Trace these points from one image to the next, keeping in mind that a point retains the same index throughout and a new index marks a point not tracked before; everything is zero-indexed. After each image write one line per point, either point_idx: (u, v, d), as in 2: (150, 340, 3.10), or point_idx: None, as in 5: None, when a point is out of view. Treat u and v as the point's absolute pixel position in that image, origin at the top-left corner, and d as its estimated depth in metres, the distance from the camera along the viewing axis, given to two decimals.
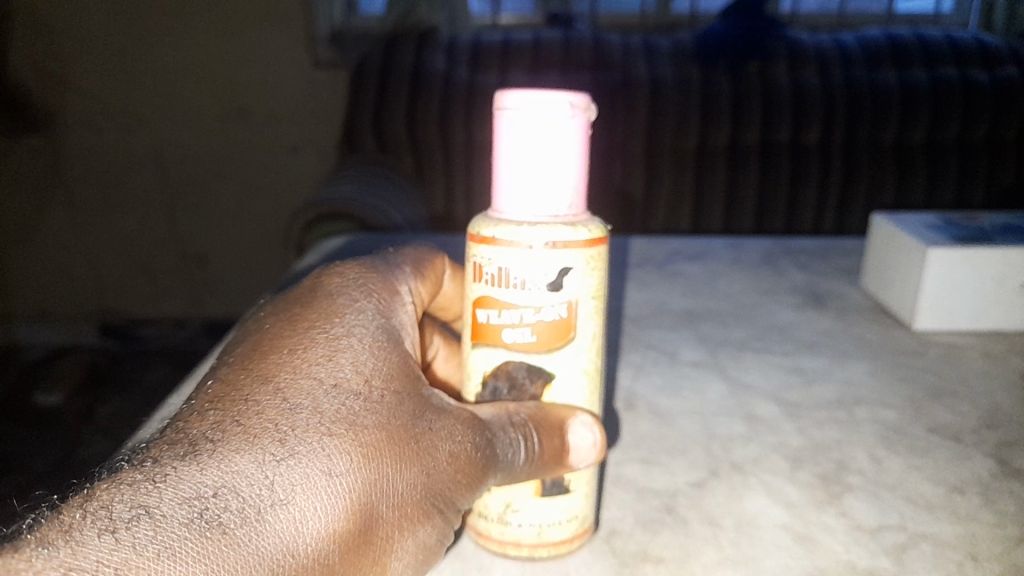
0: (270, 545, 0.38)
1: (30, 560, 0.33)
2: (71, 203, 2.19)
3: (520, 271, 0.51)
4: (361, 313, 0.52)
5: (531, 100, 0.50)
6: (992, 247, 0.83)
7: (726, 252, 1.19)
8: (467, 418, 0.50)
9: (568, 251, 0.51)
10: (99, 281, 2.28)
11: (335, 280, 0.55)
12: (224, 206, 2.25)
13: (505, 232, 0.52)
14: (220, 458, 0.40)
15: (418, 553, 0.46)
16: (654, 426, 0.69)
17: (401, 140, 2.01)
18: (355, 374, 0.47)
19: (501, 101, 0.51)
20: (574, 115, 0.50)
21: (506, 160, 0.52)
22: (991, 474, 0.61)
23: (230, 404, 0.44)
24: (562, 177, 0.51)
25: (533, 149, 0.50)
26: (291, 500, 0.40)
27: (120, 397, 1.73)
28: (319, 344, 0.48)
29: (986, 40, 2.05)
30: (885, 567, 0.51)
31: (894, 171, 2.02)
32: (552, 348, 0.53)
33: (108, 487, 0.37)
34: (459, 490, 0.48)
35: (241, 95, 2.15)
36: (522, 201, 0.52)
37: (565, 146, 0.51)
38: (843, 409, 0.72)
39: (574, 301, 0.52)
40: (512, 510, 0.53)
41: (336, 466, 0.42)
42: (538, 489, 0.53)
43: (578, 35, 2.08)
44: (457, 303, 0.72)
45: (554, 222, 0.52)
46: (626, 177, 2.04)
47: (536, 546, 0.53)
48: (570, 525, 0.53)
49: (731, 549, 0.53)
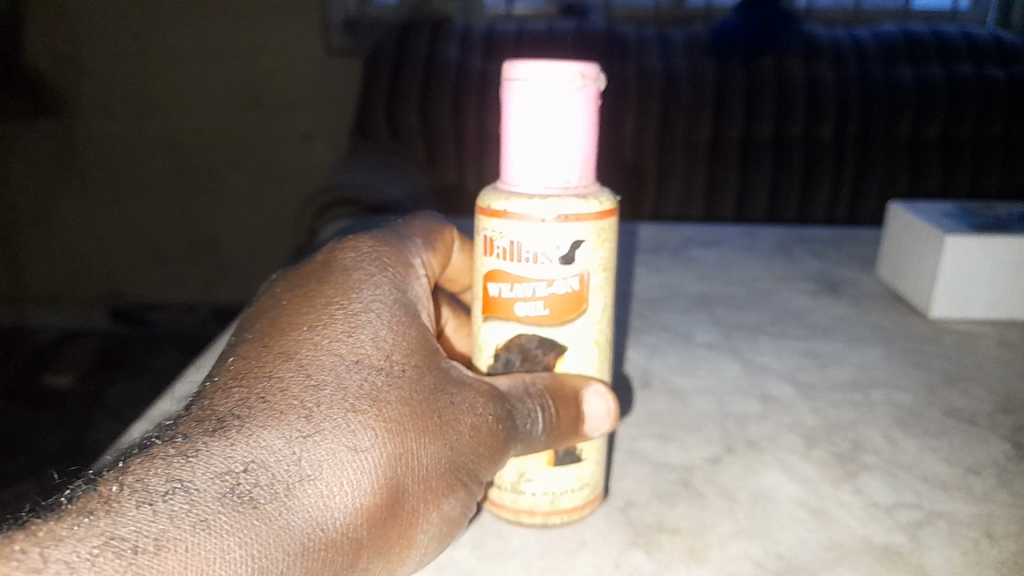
0: (300, 519, 0.39)
1: (72, 528, 0.34)
2: (84, 188, 2.08)
3: (533, 245, 0.51)
4: (377, 288, 0.52)
5: (541, 70, 0.49)
6: (1012, 236, 0.82)
7: (740, 240, 1.18)
8: (487, 390, 0.50)
9: (578, 224, 0.51)
10: (112, 266, 2.17)
11: (349, 255, 0.55)
12: (235, 194, 2.16)
13: (517, 206, 0.51)
14: (249, 434, 0.40)
15: (442, 525, 0.46)
16: (669, 404, 0.69)
17: (414, 128, 2.02)
18: (376, 350, 0.47)
19: (509, 72, 0.51)
20: (583, 86, 0.50)
21: (515, 130, 0.51)
22: (1007, 458, 0.61)
23: (254, 380, 0.44)
24: (572, 147, 0.51)
25: (543, 122, 0.50)
26: (318, 476, 0.40)
27: (129, 380, 1.70)
28: (339, 319, 0.48)
29: (1002, 37, 2.05)
30: (900, 542, 0.52)
31: (907, 168, 2.01)
32: (564, 320, 0.53)
33: (141, 461, 0.38)
34: (482, 463, 0.48)
35: (254, 81, 2.08)
36: (533, 171, 0.52)
37: (573, 119, 0.50)
38: (859, 391, 0.72)
39: (585, 274, 0.53)
40: (525, 479, 0.54)
41: (362, 442, 0.42)
42: (550, 459, 0.53)
43: (592, 26, 2.07)
44: (466, 275, 0.73)
45: (565, 194, 0.52)
46: (639, 167, 2.03)
47: (549, 513, 0.54)
48: (582, 492, 0.54)
49: (747, 522, 0.53)
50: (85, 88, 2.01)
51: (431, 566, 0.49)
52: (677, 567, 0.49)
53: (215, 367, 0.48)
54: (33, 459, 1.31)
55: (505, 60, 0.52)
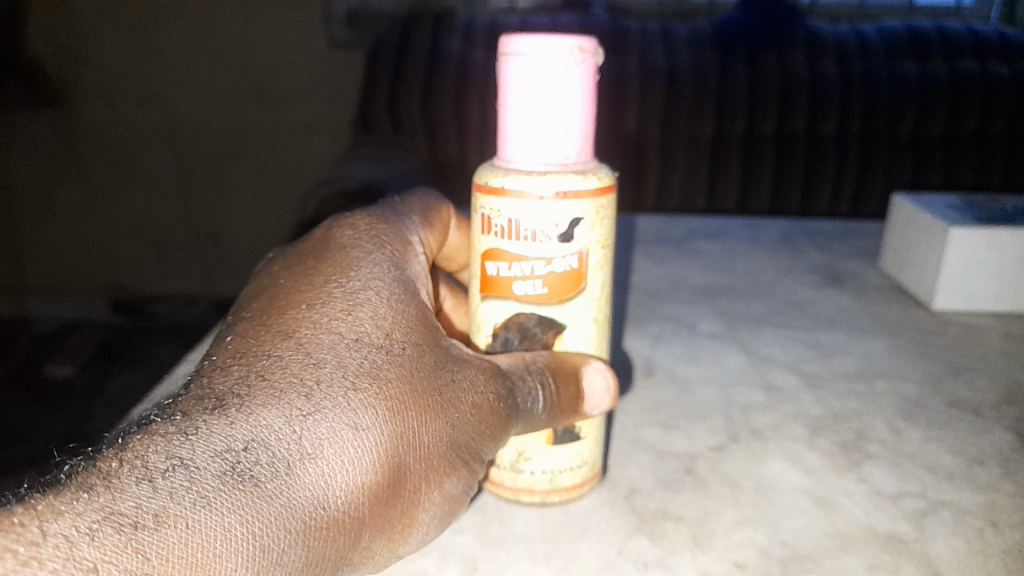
0: (301, 498, 0.39)
1: (72, 503, 0.34)
2: (87, 178, 1.92)
3: (531, 222, 0.51)
4: (377, 266, 0.52)
5: (540, 46, 0.48)
6: (1017, 228, 0.82)
7: (744, 232, 1.17)
8: (487, 367, 0.50)
9: (577, 200, 0.51)
10: (110, 253, 2.00)
11: (347, 232, 0.55)
12: (236, 186, 2.09)
13: (515, 183, 0.51)
14: (248, 412, 0.40)
15: (444, 504, 0.46)
16: (673, 393, 0.69)
17: (415, 122, 2.04)
18: (376, 329, 0.47)
19: (507, 47, 0.50)
20: (581, 60, 0.49)
21: (512, 105, 0.50)
22: (1012, 448, 0.62)
23: (253, 359, 0.44)
24: (570, 123, 0.50)
25: (542, 96, 0.49)
26: (319, 454, 0.40)
27: (130, 370, 1.69)
28: (338, 298, 0.48)
29: (1007, 34, 2.04)
30: (905, 531, 0.52)
31: (909, 164, 2.01)
32: (563, 298, 0.53)
33: (140, 438, 0.38)
34: (483, 440, 0.48)
35: (254, 73, 2.01)
36: (530, 147, 0.51)
37: (571, 94, 0.49)
38: (862, 381, 0.71)
39: (585, 251, 0.53)
40: (525, 457, 0.54)
41: (362, 421, 0.42)
42: (550, 437, 0.53)
43: (596, 20, 2.07)
44: (463, 253, 0.73)
45: (563, 170, 0.51)
46: (642, 162, 2.02)
47: (548, 492, 0.54)
48: (580, 471, 0.55)
49: (750, 509, 0.53)
50: (87, 79, 1.87)
51: (432, 551, 0.50)
52: (680, 553, 0.49)
53: (214, 345, 0.48)
54: (33, 449, 1.30)
55: (503, 37, 0.51)
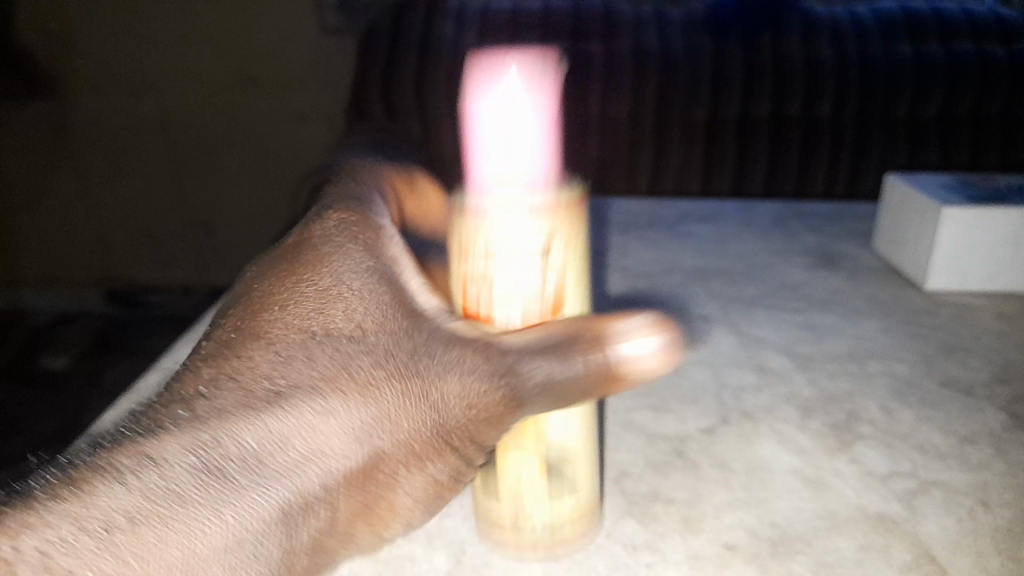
0: (267, 493, 0.38)
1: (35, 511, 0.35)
2: (79, 167, 1.97)
3: (512, 253, 0.42)
4: (350, 254, 0.48)
5: (498, 69, 0.37)
6: (1008, 208, 0.82)
7: (738, 215, 1.14)
8: (487, 345, 0.42)
9: (554, 215, 0.42)
10: (106, 247, 2.08)
11: (324, 224, 0.52)
12: (225, 176, 2.07)
13: (492, 214, 0.42)
14: (215, 412, 0.40)
15: (430, 488, 0.44)
16: (664, 375, 0.68)
17: (408, 107, 1.96)
18: (347, 321, 0.44)
19: (463, 75, 0.39)
20: (546, 73, 0.38)
21: (479, 147, 0.40)
22: (1004, 428, 0.62)
23: (222, 359, 0.43)
24: (546, 143, 0.39)
25: (511, 133, 0.38)
26: (286, 445, 0.40)
27: (126, 361, 1.67)
28: (309, 293, 0.46)
29: (1003, 14, 2.03)
30: (897, 512, 0.52)
31: (905, 145, 1.99)
32: (563, 313, 0.44)
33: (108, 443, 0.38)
34: (485, 427, 0.43)
35: (246, 62, 1.97)
36: (511, 187, 0.41)
37: (542, 115, 0.38)
38: (855, 362, 0.71)
39: (570, 258, 0.44)
40: (521, 503, 0.46)
41: (332, 407, 0.41)
42: (543, 471, 0.45)
43: (589, 4, 2.05)
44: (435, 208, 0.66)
45: (539, 193, 0.41)
46: (636, 145, 2.01)
47: (551, 534, 0.47)
48: (576, 497, 0.47)
49: (741, 491, 0.53)
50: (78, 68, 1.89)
51: (422, 535, 0.50)
52: (671, 536, 0.49)
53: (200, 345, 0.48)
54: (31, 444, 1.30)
55: (467, 56, 0.40)
